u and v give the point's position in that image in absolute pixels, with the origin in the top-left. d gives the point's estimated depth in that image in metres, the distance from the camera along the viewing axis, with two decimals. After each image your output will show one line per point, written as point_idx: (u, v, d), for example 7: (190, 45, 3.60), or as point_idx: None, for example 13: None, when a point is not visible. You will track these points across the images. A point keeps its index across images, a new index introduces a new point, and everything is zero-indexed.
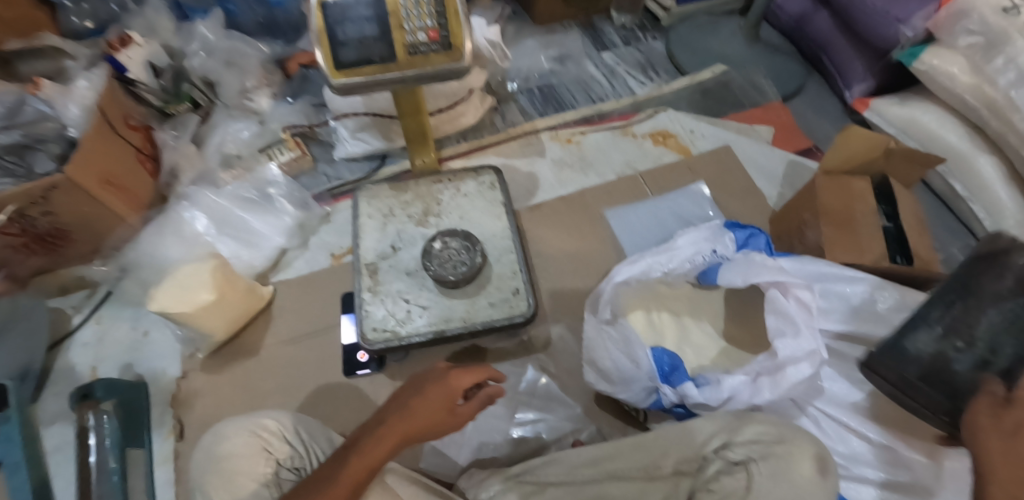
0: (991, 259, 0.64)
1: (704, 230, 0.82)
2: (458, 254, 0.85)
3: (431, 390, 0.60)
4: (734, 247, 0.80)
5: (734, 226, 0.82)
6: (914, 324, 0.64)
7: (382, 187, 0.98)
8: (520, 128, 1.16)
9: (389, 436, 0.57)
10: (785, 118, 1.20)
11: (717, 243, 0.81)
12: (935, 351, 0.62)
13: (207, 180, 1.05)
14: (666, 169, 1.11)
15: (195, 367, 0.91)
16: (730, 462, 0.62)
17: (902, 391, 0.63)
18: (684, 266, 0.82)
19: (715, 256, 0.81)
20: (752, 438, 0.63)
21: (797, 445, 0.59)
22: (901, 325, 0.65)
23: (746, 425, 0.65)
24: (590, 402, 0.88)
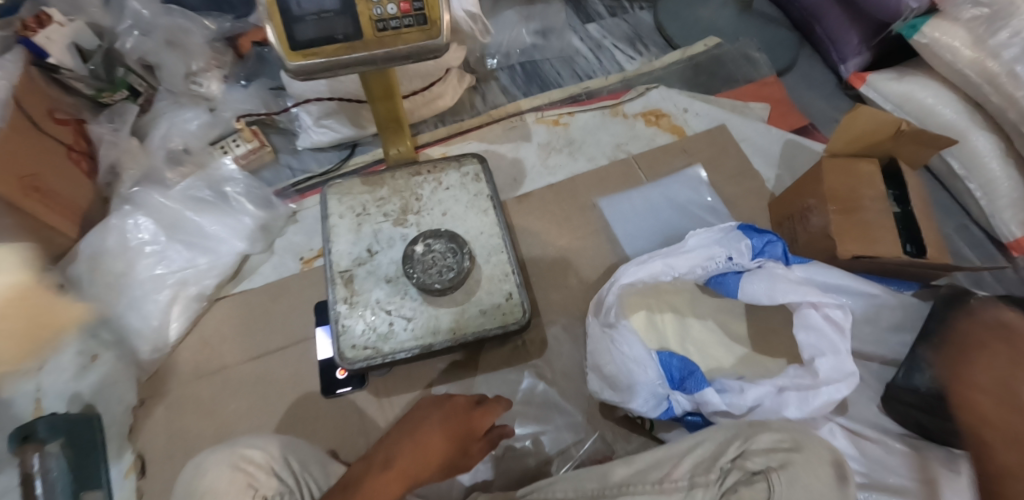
0: (954, 302, 0.72)
1: (717, 233, 0.77)
2: (444, 258, 0.76)
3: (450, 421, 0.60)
4: (750, 255, 0.75)
5: (749, 229, 0.75)
6: (913, 365, 0.70)
7: (354, 181, 0.87)
8: (503, 110, 1.06)
9: (410, 461, 0.54)
10: (779, 95, 1.12)
11: (731, 250, 0.75)
12: (939, 385, 0.68)
13: (153, 179, 0.92)
14: (660, 151, 1.03)
15: (153, 393, 0.84)
16: (749, 472, 0.55)
17: (928, 415, 0.68)
18: (694, 272, 0.77)
19: (731, 264, 0.76)
20: (768, 445, 0.57)
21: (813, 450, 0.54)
22: (902, 367, 0.71)
23: (757, 432, 0.60)
24: (592, 409, 0.81)
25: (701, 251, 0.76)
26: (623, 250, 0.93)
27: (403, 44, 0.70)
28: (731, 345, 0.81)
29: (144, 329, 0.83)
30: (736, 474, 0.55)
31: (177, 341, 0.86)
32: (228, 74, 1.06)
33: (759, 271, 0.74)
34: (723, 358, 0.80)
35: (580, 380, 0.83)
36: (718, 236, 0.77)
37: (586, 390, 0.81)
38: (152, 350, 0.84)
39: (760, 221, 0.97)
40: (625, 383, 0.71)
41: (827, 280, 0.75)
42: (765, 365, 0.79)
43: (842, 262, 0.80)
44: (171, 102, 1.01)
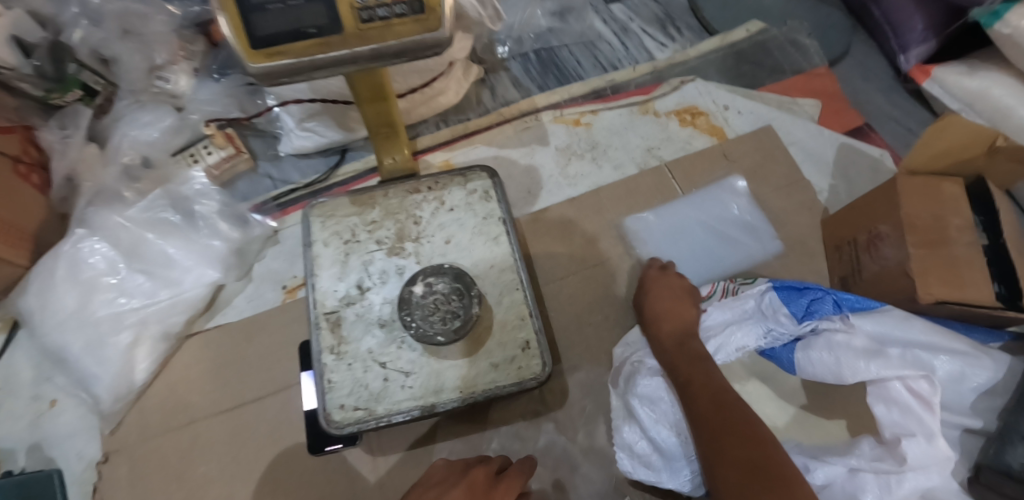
0: None
1: (746, 302, 0.66)
2: (448, 302, 0.65)
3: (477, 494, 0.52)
4: (794, 323, 0.62)
5: (785, 291, 0.64)
6: (1010, 438, 0.58)
7: (340, 201, 0.74)
8: (515, 108, 0.92)
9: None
10: (832, 87, 0.97)
11: (769, 321, 0.64)
12: None
13: (108, 197, 0.78)
14: (696, 157, 0.89)
15: (116, 448, 0.72)
16: None
17: None
18: (734, 348, 0.64)
19: (773, 335, 0.64)
20: None
21: None
22: (995, 439, 0.59)
23: None
24: (619, 471, 0.70)
25: (735, 327, 0.66)
26: None
27: (393, 38, 0.56)
28: (782, 400, 0.69)
29: (103, 376, 0.71)
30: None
31: (143, 386, 0.73)
32: (200, 66, 0.91)
33: (814, 339, 0.61)
34: (774, 417, 0.68)
35: (604, 435, 0.72)
36: (751, 306, 0.66)
37: (613, 448, 0.71)
38: (116, 402, 0.72)
39: (812, 242, 0.84)
40: (662, 462, 0.61)
41: (915, 337, 0.60)
42: (822, 425, 0.67)
43: (921, 306, 0.67)
44: (131, 103, 0.86)
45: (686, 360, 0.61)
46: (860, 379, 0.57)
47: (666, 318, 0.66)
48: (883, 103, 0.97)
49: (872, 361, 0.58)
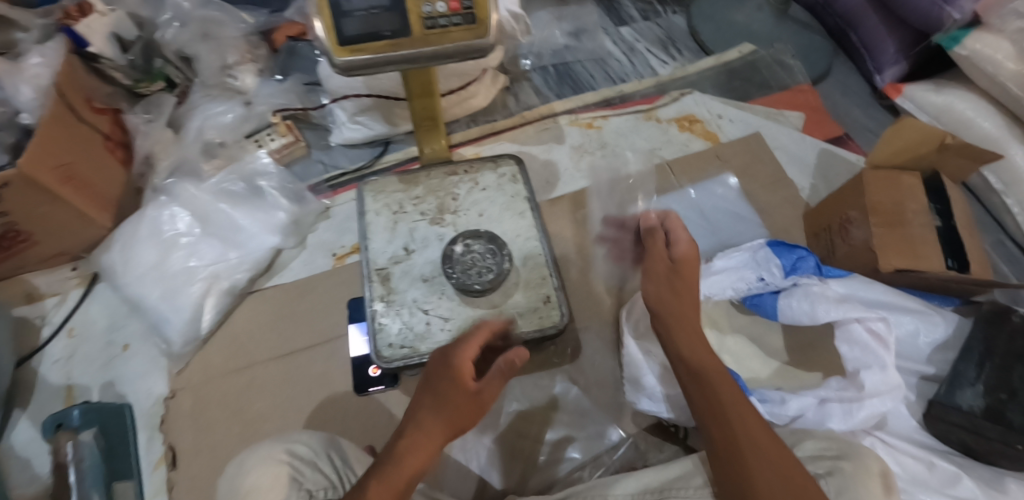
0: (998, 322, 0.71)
1: (748, 254, 0.78)
2: (483, 259, 0.77)
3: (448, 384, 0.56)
4: (782, 274, 0.75)
5: (779, 247, 0.76)
6: (957, 382, 0.69)
7: (389, 179, 0.86)
8: (536, 112, 1.05)
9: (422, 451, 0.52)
10: (815, 102, 1.11)
11: (762, 270, 0.76)
12: (985, 405, 0.66)
13: (187, 170, 0.92)
14: (694, 157, 1.02)
15: (183, 386, 0.82)
16: None
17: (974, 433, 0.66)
18: (726, 292, 0.77)
19: (762, 285, 0.76)
20: (814, 454, 0.58)
21: (864, 460, 0.55)
22: (945, 383, 0.70)
23: (802, 440, 0.61)
24: (626, 417, 0.80)
25: (731, 271, 0.78)
26: None
27: (449, 42, 0.69)
28: (767, 357, 0.80)
29: (176, 320, 0.82)
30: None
31: (208, 334, 0.84)
32: (263, 68, 1.05)
33: (794, 289, 0.74)
34: (759, 369, 0.79)
35: (611, 386, 0.82)
36: (748, 257, 0.78)
37: (621, 397, 0.81)
38: (187, 344, 0.83)
39: (796, 231, 0.96)
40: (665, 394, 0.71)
41: (870, 295, 0.74)
42: (800, 377, 0.78)
43: (883, 276, 0.79)
44: (204, 95, 0.99)
45: (699, 349, 0.60)
46: (830, 317, 0.70)
47: (671, 299, 0.63)
48: (860, 116, 1.11)
49: (841, 306, 0.70)
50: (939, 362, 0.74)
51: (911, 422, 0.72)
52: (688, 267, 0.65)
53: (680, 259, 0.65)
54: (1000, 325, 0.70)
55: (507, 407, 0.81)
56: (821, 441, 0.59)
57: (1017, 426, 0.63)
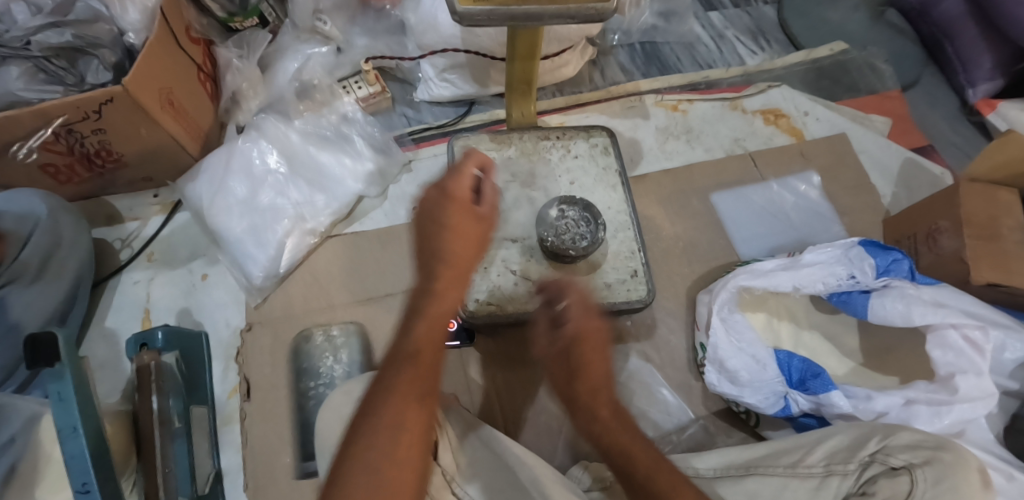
0: None
1: (842, 253, 0.76)
2: (578, 226, 0.73)
3: (458, 217, 0.60)
4: (874, 274, 0.74)
5: (873, 247, 0.75)
6: None
7: (482, 136, 0.84)
8: (623, 88, 1.04)
9: (434, 342, 0.53)
10: (902, 110, 1.09)
11: (854, 269, 0.75)
12: None
13: (278, 109, 0.92)
14: (777, 151, 1.01)
15: (261, 320, 0.83)
16: (891, 468, 0.56)
17: None
18: (816, 286, 0.76)
19: (853, 284, 0.76)
20: (908, 444, 0.57)
21: (962, 455, 0.54)
22: None
23: (897, 431, 0.60)
24: (697, 400, 0.80)
25: (825, 268, 0.76)
26: (733, 248, 0.91)
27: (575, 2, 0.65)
28: (843, 357, 0.81)
29: (260, 257, 0.83)
30: (876, 468, 0.56)
31: (288, 272, 0.85)
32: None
33: (887, 291, 0.74)
34: (835, 367, 0.80)
35: (682, 366, 0.82)
36: (839, 254, 0.77)
37: (692, 378, 0.81)
38: (271, 281, 0.84)
39: (874, 236, 0.95)
40: (747, 379, 0.72)
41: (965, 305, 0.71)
42: (877, 378, 0.78)
43: (971, 289, 0.80)
44: (294, 37, 0.98)
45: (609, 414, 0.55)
46: (927, 321, 0.70)
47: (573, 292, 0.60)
48: (947, 130, 1.09)
49: (938, 311, 0.70)
50: (1021, 378, 0.73)
51: (990, 433, 0.71)
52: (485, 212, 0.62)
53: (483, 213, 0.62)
54: None
55: None
56: (916, 432, 0.58)
57: None
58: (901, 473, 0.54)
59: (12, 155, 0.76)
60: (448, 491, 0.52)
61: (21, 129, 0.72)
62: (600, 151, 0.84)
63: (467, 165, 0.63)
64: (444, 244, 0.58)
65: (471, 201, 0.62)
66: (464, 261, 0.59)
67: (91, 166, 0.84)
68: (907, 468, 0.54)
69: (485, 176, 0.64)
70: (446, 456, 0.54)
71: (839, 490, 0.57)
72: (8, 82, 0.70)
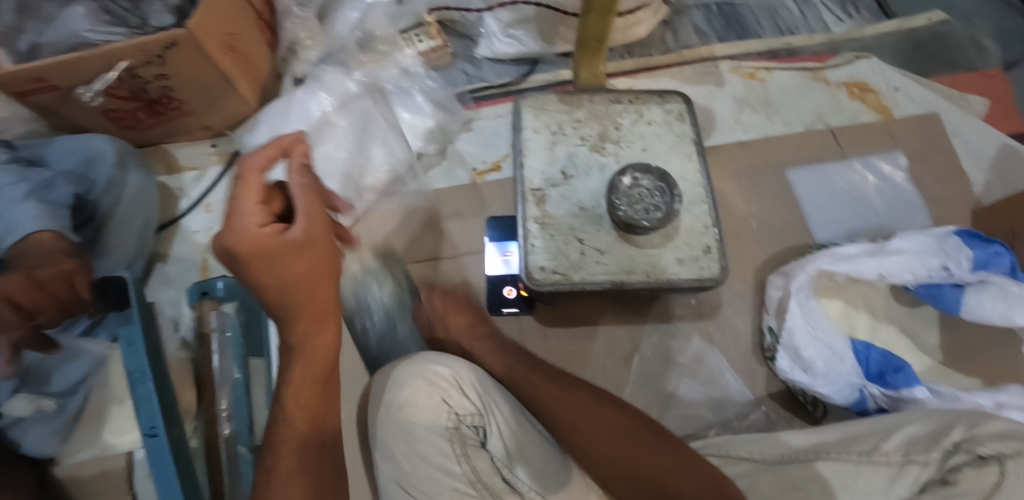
0: None
1: (934, 241, 0.71)
2: (651, 196, 0.69)
3: (264, 273, 0.45)
4: (970, 267, 0.69)
5: (972, 239, 0.69)
6: None
7: (550, 97, 0.80)
8: (697, 52, 0.97)
9: (308, 407, 0.50)
10: (1004, 91, 1.00)
11: (948, 260, 0.70)
12: None
13: (337, 60, 0.89)
14: (861, 128, 0.94)
15: None
16: (978, 457, 0.51)
17: None
18: (904, 276, 0.71)
19: (945, 276, 0.70)
20: (999, 433, 0.52)
21: None
22: None
23: (983, 420, 0.55)
24: (761, 386, 0.77)
25: (914, 257, 0.71)
26: (808, 229, 0.85)
27: None
28: (922, 353, 0.76)
29: None
30: (961, 456, 0.52)
31: None
32: None
33: (982, 286, 0.69)
34: (914, 363, 0.75)
35: (747, 349, 0.78)
36: (932, 244, 0.71)
37: (755, 362, 0.78)
38: None
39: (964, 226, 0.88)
40: (823, 369, 0.68)
41: None
42: (961, 378, 0.73)
43: None
44: None
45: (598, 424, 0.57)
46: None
47: (304, 285, 0.47)
48: None
49: None
50: None
51: None
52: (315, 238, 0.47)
53: (282, 238, 0.45)
54: None
55: (641, 354, 0.78)
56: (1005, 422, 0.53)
57: None
58: (989, 462, 0.49)
59: (77, 99, 0.75)
60: (497, 477, 0.53)
61: (84, 71, 0.70)
62: (675, 117, 0.79)
63: (249, 180, 0.46)
64: (277, 297, 0.47)
65: (275, 233, 0.45)
66: (314, 302, 0.48)
67: (153, 113, 0.83)
68: (997, 458, 0.49)
69: (292, 174, 0.50)
70: (492, 442, 0.56)
71: (917, 478, 0.53)
72: (75, 22, 0.68)
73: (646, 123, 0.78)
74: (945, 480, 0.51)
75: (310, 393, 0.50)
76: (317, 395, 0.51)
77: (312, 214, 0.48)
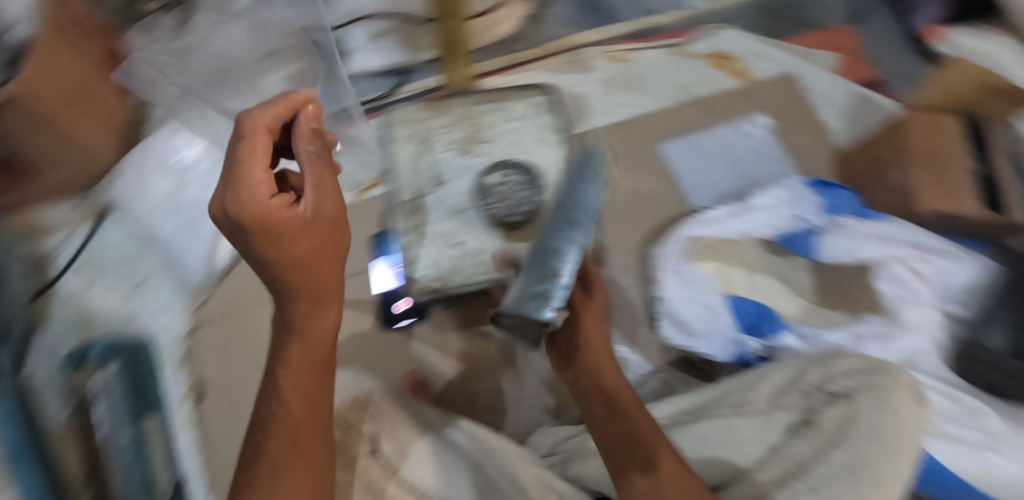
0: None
1: (787, 193, 0.81)
2: (518, 190, 0.74)
3: (277, 246, 0.44)
4: (818, 212, 0.80)
5: (819, 187, 0.82)
6: (988, 321, 0.72)
7: (415, 106, 0.80)
8: (564, 42, 1.00)
9: (304, 390, 0.47)
10: (852, 42, 1.05)
11: (799, 209, 0.80)
12: (1010, 346, 0.70)
13: (192, 100, 0.85)
14: (725, 96, 0.99)
15: (204, 320, 0.82)
16: (830, 395, 0.58)
17: (1002, 370, 0.68)
18: (765, 230, 0.80)
19: (798, 222, 0.80)
20: (849, 370, 0.59)
21: (895, 375, 0.54)
22: (975, 321, 0.72)
23: (835, 359, 0.62)
24: (659, 354, 0.80)
25: (770, 210, 0.80)
26: (684, 197, 0.90)
27: None
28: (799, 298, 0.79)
29: (193, 254, 0.83)
30: (816, 397, 0.58)
31: (227, 267, 0.86)
32: None
33: (835, 229, 0.79)
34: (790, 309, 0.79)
35: (640, 321, 0.81)
36: (788, 196, 0.81)
37: (649, 332, 0.80)
38: None
39: (826, 173, 0.95)
40: (700, 328, 0.75)
41: (910, 238, 0.76)
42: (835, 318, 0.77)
43: (927, 220, 0.79)
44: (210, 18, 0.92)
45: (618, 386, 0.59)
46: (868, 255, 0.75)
47: (304, 256, 0.46)
48: (895, 60, 1.03)
49: (878, 244, 0.75)
50: (970, 305, 0.73)
51: (938, 359, 0.69)
52: (325, 210, 0.47)
53: (288, 210, 0.44)
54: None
55: None
56: (855, 359, 0.60)
57: None
58: (840, 399, 0.56)
59: None
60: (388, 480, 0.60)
61: None
62: (538, 109, 0.82)
63: (254, 136, 0.45)
64: (287, 274, 0.46)
65: (286, 206, 0.44)
66: (323, 277, 0.48)
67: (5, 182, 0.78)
68: (847, 394, 0.56)
69: (300, 138, 0.50)
70: (387, 446, 0.62)
71: (785, 423, 0.58)
72: None
73: (510, 120, 0.81)
74: (808, 423, 0.56)
75: (309, 377, 0.48)
76: (316, 378, 0.49)
77: (321, 187, 0.48)
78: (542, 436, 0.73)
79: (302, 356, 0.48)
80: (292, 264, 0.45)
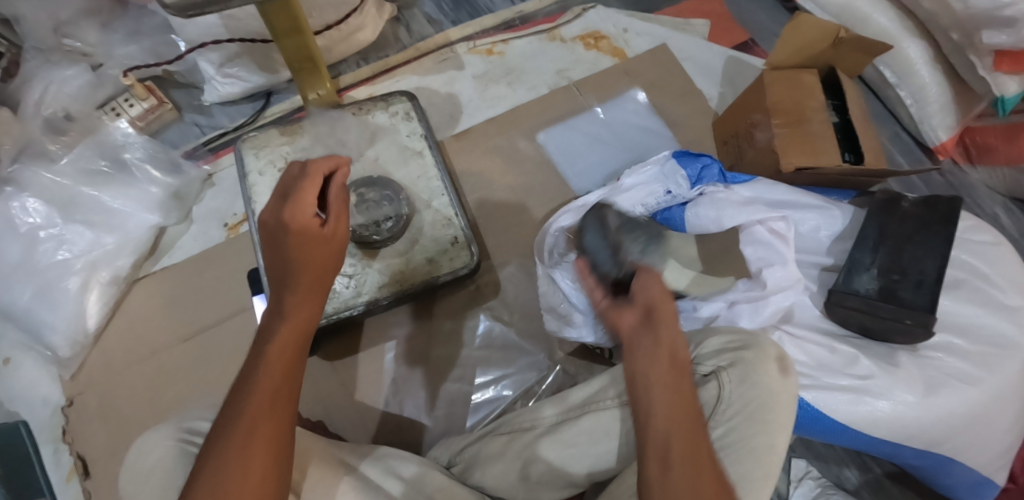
0: (886, 208, 0.72)
1: (658, 168, 0.78)
2: (380, 206, 0.73)
3: (302, 250, 0.46)
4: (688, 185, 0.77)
5: (684, 158, 0.78)
6: (854, 268, 0.69)
7: (270, 132, 0.78)
8: (432, 41, 0.97)
9: (273, 390, 0.44)
10: (720, 9, 1.07)
11: (670, 183, 0.78)
12: (879, 288, 0.67)
13: (34, 151, 0.78)
14: (600, 75, 0.98)
15: (82, 390, 0.76)
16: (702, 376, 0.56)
17: (871, 314, 0.67)
18: (636, 209, 0.77)
19: (670, 197, 0.78)
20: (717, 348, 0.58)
21: (762, 347, 0.55)
22: (843, 270, 0.70)
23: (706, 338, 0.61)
24: (554, 346, 0.81)
25: (640, 188, 0.78)
26: (568, 185, 0.90)
27: None
28: None
29: (56, 322, 0.74)
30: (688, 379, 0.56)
31: (98, 330, 0.78)
32: None
33: (702, 199, 0.77)
34: None
35: (535, 316, 0.82)
36: (657, 171, 0.78)
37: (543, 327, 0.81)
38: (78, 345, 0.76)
39: (705, 140, 0.96)
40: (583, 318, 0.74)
41: (773, 197, 0.76)
42: None
43: (786, 177, 0.81)
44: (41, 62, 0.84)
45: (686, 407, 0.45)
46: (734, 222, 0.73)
47: (307, 264, 0.47)
48: (764, 20, 1.08)
49: (743, 210, 0.73)
50: (837, 255, 0.75)
51: (815, 311, 0.72)
52: (336, 233, 0.49)
53: (314, 227, 0.47)
54: (890, 211, 0.72)
55: (438, 354, 0.80)
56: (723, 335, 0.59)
57: (907, 303, 0.65)
58: (710, 379, 0.54)
59: None
60: None
61: None
62: (403, 118, 0.80)
63: (310, 179, 0.49)
64: (290, 268, 0.47)
65: (320, 223, 0.48)
66: (315, 285, 0.48)
67: None
68: (715, 373, 0.54)
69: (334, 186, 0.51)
70: None
71: None
72: None
73: (374, 132, 0.79)
74: None
75: (279, 380, 0.44)
76: (285, 384, 0.45)
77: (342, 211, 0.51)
78: (440, 449, 0.71)
79: (282, 356, 0.45)
80: (297, 267, 0.46)
